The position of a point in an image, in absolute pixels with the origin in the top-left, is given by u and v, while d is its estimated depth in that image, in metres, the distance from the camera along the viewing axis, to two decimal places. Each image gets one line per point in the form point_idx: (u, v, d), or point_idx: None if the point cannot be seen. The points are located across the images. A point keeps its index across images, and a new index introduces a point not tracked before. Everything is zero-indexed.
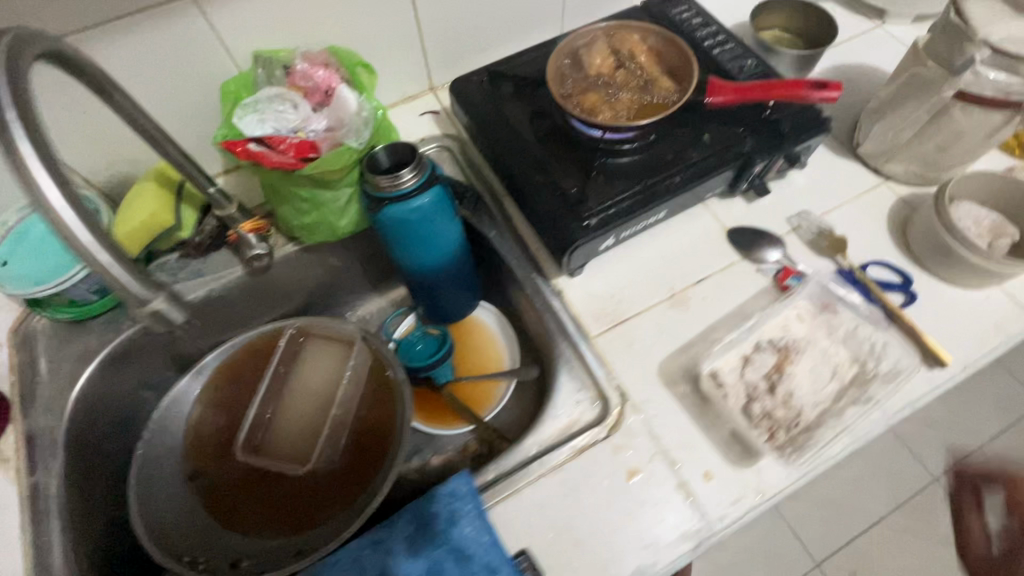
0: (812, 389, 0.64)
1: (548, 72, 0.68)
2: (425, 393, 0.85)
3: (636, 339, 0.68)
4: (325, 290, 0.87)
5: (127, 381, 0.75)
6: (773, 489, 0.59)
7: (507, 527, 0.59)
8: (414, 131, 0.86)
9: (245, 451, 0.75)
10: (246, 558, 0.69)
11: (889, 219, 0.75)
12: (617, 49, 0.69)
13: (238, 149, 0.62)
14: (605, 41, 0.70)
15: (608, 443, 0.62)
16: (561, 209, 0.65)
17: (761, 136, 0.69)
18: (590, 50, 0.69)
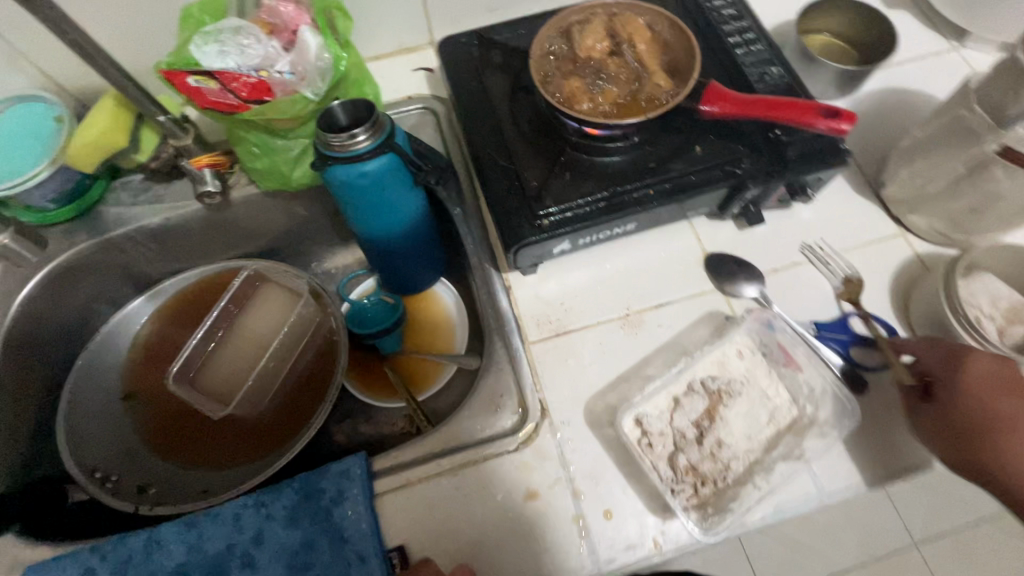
0: (749, 448, 0.57)
1: (533, 47, 0.61)
2: (367, 361, 0.83)
3: (574, 354, 0.64)
4: (290, 237, 0.85)
5: (81, 292, 0.77)
6: (674, 546, 0.55)
7: (392, 518, 0.58)
8: (403, 87, 0.81)
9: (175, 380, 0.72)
10: (155, 485, 0.71)
11: (894, 276, 0.66)
12: (616, 34, 0.62)
13: (181, 85, 0.57)
14: (603, 21, 0.62)
15: (515, 457, 0.59)
16: (515, 201, 0.60)
17: (760, 159, 0.61)
18: (584, 29, 0.61)
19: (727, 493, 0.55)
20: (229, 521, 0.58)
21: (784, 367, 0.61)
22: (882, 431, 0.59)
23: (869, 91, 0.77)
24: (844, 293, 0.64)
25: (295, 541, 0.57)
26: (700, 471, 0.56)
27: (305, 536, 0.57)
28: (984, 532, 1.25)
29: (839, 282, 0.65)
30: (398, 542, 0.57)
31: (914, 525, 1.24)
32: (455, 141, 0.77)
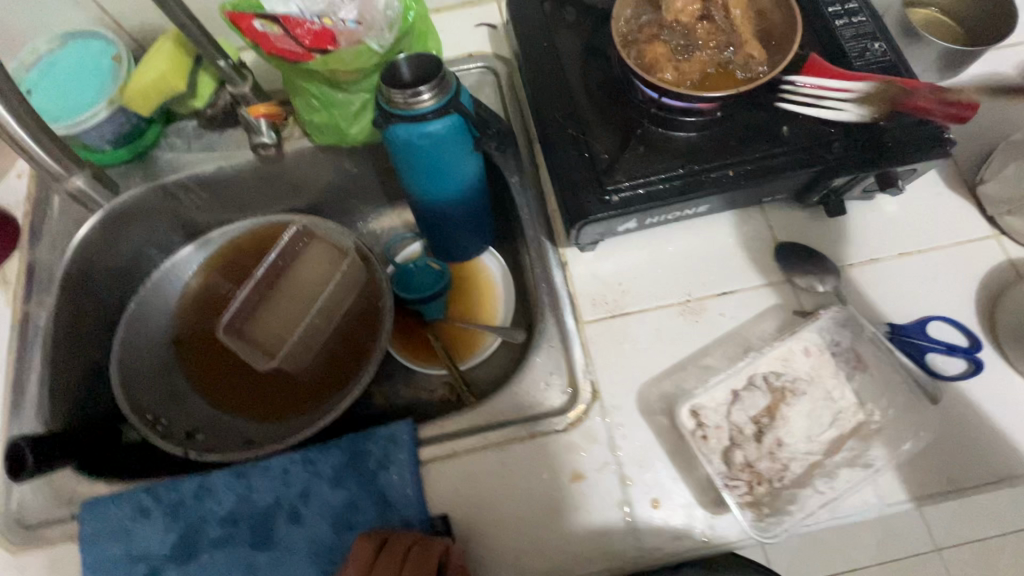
0: (810, 451, 0.55)
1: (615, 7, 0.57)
2: (409, 325, 0.82)
3: (630, 338, 0.61)
4: (339, 195, 0.84)
5: (134, 237, 0.77)
6: (722, 541, 0.54)
7: (436, 488, 0.58)
8: (464, 44, 0.77)
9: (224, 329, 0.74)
10: (202, 431, 0.72)
11: (982, 281, 0.61)
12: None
13: (244, 26, 0.55)
14: None
15: (563, 438, 0.58)
16: (583, 174, 0.57)
17: (854, 143, 0.56)
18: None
19: (781, 494, 0.54)
20: (276, 475, 0.59)
21: (852, 369, 0.58)
22: (955, 443, 0.55)
23: (975, 76, 0.70)
24: (922, 296, 0.61)
25: (339, 500, 0.57)
26: (756, 469, 0.54)
27: (349, 497, 0.57)
28: None
29: (918, 283, 0.61)
30: (442, 510, 0.57)
31: None
32: (515, 105, 0.73)
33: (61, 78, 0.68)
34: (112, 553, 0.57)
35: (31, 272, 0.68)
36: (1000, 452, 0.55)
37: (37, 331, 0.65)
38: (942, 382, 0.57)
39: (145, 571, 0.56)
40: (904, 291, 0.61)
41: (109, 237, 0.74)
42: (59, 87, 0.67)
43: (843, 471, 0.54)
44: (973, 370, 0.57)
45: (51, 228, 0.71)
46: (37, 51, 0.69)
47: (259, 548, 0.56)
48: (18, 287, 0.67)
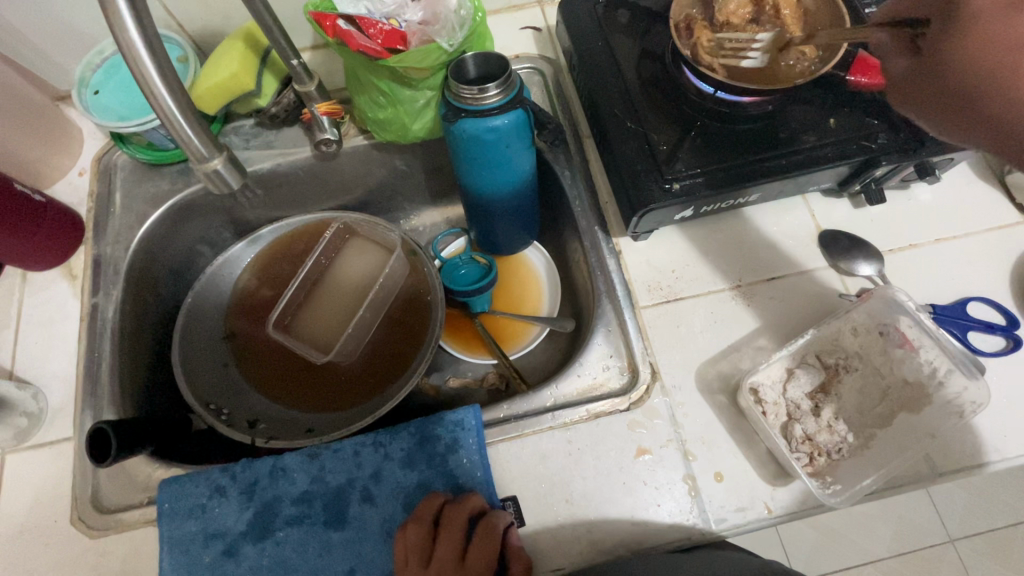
0: (861, 421, 0.58)
1: (672, 12, 0.62)
2: (457, 318, 0.84)
3: (684, 321, 0.64)
4: (384, 191, 0.86)
5: (190, 232, 0.79)
6: (783, 509, 0.56)
7: (504, 468, 0.60)
8: (511, 45, 0.80)
9: (275, 328, 0.74)
10: (263, 421, 0.73)
11: (1014, 263, 0.65)
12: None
13: (327, 24, 0.59)
14: None
15: (626, 416, 0.60)
16: (644, 164, 0.60)
17: (897, 135, 0.59)
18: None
19: (839, 464, 0.57)
20: (348, 457, 0.59)
21: (900, 348, 0.60)
22: (1000, 414, 0.58)
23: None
24: (960, 280, 0.64)
25: (412, 482, 0.58)
26: (815, 442, 0.56)
27: (421, 479, 0.58)
28: None
29: (955, 267, 0.65)
30: (511, 493, 0.58)
31: (952, 522, 1.25)
32: (562, 103, 0.76)
33: (128, 79, 0.71)
34: (188, 530, 0.57)
35: (97, 267, 0.70)
36: None
37: (105, 323, 0.67)
38: (985, 359, 0.60)
39: (221, 549, 0.56)
40: (943, 273, 0.65)
41: (168, 232, 0.76)
42: (125, 87, 0.70)
43: (894, 440, 0.57)
44: (1012, 348, 0.60)
45: (114, 223, 0.73)
46: (103, 53, 0.72)
47: (334, 528, 0.56)
48: (86, 281, 0.69)
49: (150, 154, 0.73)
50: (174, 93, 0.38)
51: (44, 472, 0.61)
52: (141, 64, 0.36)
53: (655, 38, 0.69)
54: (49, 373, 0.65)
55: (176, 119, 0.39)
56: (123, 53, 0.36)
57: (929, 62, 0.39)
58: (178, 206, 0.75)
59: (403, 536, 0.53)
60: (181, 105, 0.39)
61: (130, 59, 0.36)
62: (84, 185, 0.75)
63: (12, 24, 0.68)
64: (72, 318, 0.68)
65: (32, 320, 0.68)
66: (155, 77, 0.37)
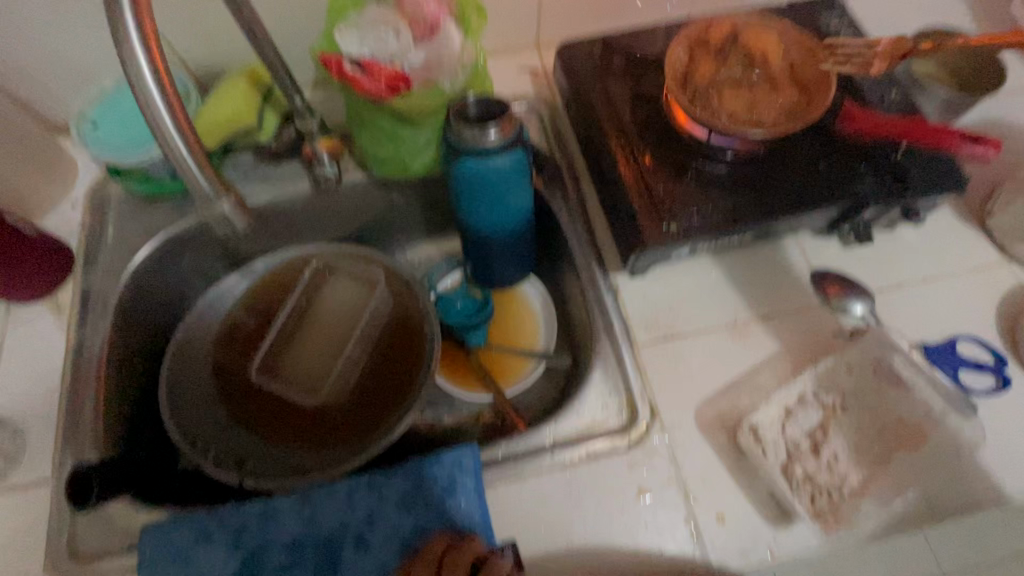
0: (860, 458, 0.58)
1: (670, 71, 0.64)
2: (453, 352, 0.83)
3: (683, 359, 0.65)
4: (381, 225, 0.86)
5: (182, 265, 0.78)
6: (786, 554, 0.55)
7: (502, 512, 0.58)
8: (508, 86, 0.82)
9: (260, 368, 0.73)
10: (252, 459, 0.71)
11: (999, 304, 0.66)
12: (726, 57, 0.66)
13: (333, 67, 0.60)
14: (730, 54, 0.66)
15: (626, 456, 0.60)
16: (641, 204, 0.62)
17: (883, 179, 0.62)
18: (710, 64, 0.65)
19: (841, 504, 0.56)
20: (342, 500, 0.57)
21: (894, 387, 0.60)
22: (997, 452, 0.59)
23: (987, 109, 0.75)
24: (950, 321, 0.66)
25: (408, 526, 0.56)
26: (816, 481, 0.57)
27: (417, 522, 0.56)
28: None
29: (943, 307, 0.67)
30: (510, 536, 0.57)
31: None
32: (559, 142, 0.78)
33: (126, 112, 0.71)
34: None
35: (85, 301, 0.69)
36: None
37: (90, 359, 0.65)
38: (977, 397, 0.61)
39: None
40: (932, 313, 0.66)
41: (160, 266, 0.75)
42: (123, 120, 0.70)
43: (892, 477, 0.57)
44: (1001, 387, 0.62)
45: (104, 256, 0.72)
46: (103, 87, 0.72)
47: None
48: (72, 315, 0.68)
49: (146, 186, 0.72)
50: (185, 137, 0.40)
51: (17, 517, 0.58)
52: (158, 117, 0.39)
53: (648, 82, 0.71)
54: (28, 410, 0.63)
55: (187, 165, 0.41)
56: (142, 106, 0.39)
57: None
58: (172, 238, 0.75)
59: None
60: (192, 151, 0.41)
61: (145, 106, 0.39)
62: (76, 217, 0.74)
63: (14, 55, 0.68)
64: (54, 353, 0.66)
65: (13, 356, 0.66)
66: (172, 128, 0.40)
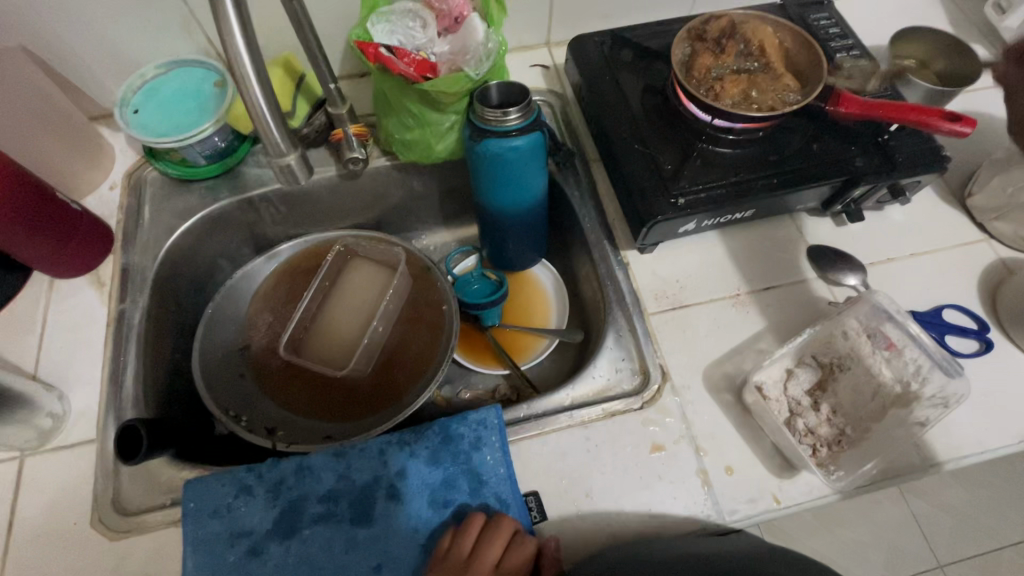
0: (858, 411, 0.63)
1: (675, 62, 0.70)
2: (468, 331, 0.87)
3: (690, 326, 0.69)
4: (401, 211, 0.91)
5: (212, 247, 0.82)
6: (792, 502, 0.59)
7: (524, 466, 0.62)
8: (522, 80, 0.88)
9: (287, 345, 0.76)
10: (280, 429, 0.74)
11: (980, 276, 0.72)
12: (728, 39, 0.70)
13: (370, 52, 0.65)
14: (732, 38, 0.70)
15: (640, 414, 0.64)
16: (651, 182, 0.67)
17: (872, 159, 0.68)
18: (712, 47, 0.70)
19: (840, 455, 0.61)
20: (374, 455, 0.61)
21: (886, 350, 0.65)
22: (982, 408, 0.64)
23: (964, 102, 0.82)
24: (935, 291, 0.71)
25: (437, 479, 0.60)
26: (817, 434, 0.61)
27: (446, 475, 0.60)
28: (1009, 557, 1.28)
29: (930, 279, 0.72)
30: (533, 488, 0.61)
31: (940, 547, 1.29)
32: (570, 131, 0.83)
33: (166, 100, 0.75)
34: (213, 530, 0.57)
35: (125, 275, 0.72)
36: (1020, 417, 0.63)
37: (131, 328, 0.69)
38: (964, 360, 0.66)
39: (246, 549, 0.56)
40: (920, 284, 0.71)
41: (193, 246, 0.79)
42: (164, 106, 0.74)
43: (888, 431, 0.61)
44: (986, 349, 0.66)
45: (142, 235, 0.76)
46: (145, 76, 0.77)
47: (360, 525, 0.57)
48: (113, 288, 0.71)
49: (183, 170, 0.77)
50: (264, 87, 0.41)
51: (64, 475, 0.60)
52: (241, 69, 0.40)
53: (655, 74, 0.77)
54: (72, 376, 0.66)
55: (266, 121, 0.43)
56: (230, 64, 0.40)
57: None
58: (205, 219, 0.79)
59: (463, 536, 0.55)
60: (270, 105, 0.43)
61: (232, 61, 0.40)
62: (114, 198, 0.78)
63: (64, 44, 0.73)
64: (95, 324, 0.69)
65: (57, 326, 0.69)
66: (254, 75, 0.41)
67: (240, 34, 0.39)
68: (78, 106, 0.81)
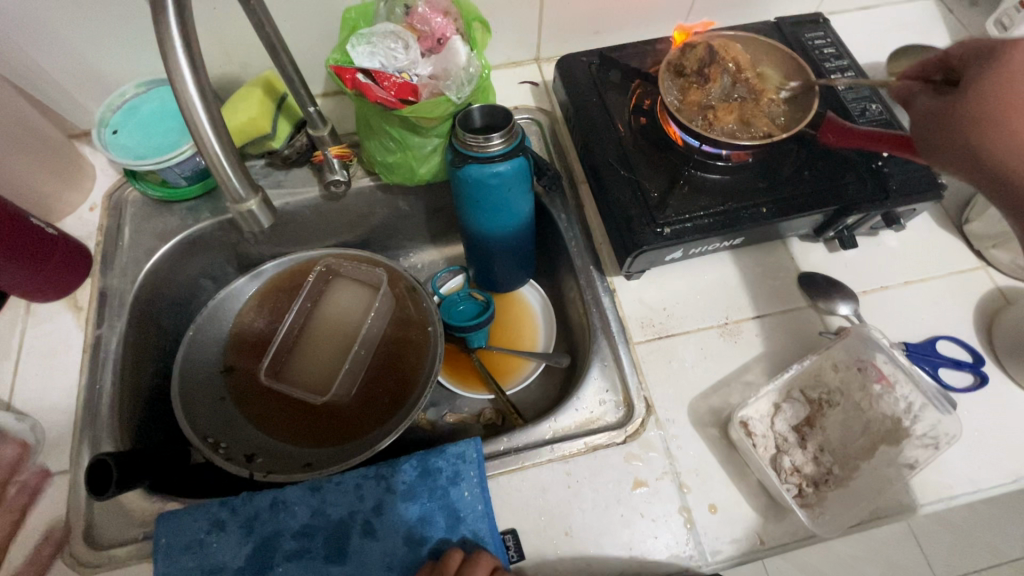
0: (845, 446, 0.61)
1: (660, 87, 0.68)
2: (455, 352, 0.86)
3: (676, 356, 0.68)
4: (387, 230, 0.89)
5: (194, 267, 0.81)
6: (776, 542, 0.58)
7: (503, 502, 0.60)
8: (510, 97, 0.86)
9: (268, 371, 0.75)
10: (260, 455, 0.73)
11: (977, 306, 0.70)
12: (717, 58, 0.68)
13: (347, 77, 0.64)
14: (720, 58, 0.68)
15: (623, 449, 0.62)
16: (637, 209, 0.65)
17: (865, 187, 0.66)
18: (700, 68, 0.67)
19: (826, 494, 0.59)
20: (350, 489, 0.60)
21: (877, 384, 0.63)
22: (976, 446, 0.62)
23: None
24: (928, 321, 0.69)
25: (413, 514, 0.59)
26: (803, 472, 0.60)
27: (423, 510, 0.59)
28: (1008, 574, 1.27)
29: (924, 308, 0.70)
30: (510, 525, 0.59)
31: (937, 563, 1.27)
32: (558, 151, 0.82)
33: (146, 120, 0.74)
34: (185, 566, 0.56)
35: (102, 299, 0.71)
36: (1014, 455, 0.62)
37: (108, 354, 0.68)
38: (957, 394, 0.64)
39: None
40: (913, 313, 0.70)
41: (174, 267, 0.78)
42: (144, 127, 0.73)
43: (876, 470, 0.60)
44: (980, 383, 0.65)
45: (121, 257, 0.75)
46: (125, 96, 0.75)
47: (334, 562, 0.56)
48: (90, 313, 0.70)
49: (161, 191, 0.76)
50: (220, 135, 0.41)
51: (35, 507, 0.60)
52: (193, 113, 0.40)
53: (644, 95, 0.75)
54: (47, 404, 0.65)
55: (216, 154, 0.41)
56: (180, 104, 0.40)
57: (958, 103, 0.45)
58: (186, 240, 0.78)
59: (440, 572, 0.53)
60: (226, 151, 0.42)
61: (184, 106, 0.40)
62: (94, 219, 0.77)
63: (41, 64, 0.72)
64: (71, 349, 0.68)
65: (33, 352, 0.68)
66: (208, 125, 0.40)
67: (190, 73, 0.40)
68: (59, 125, 0.80)
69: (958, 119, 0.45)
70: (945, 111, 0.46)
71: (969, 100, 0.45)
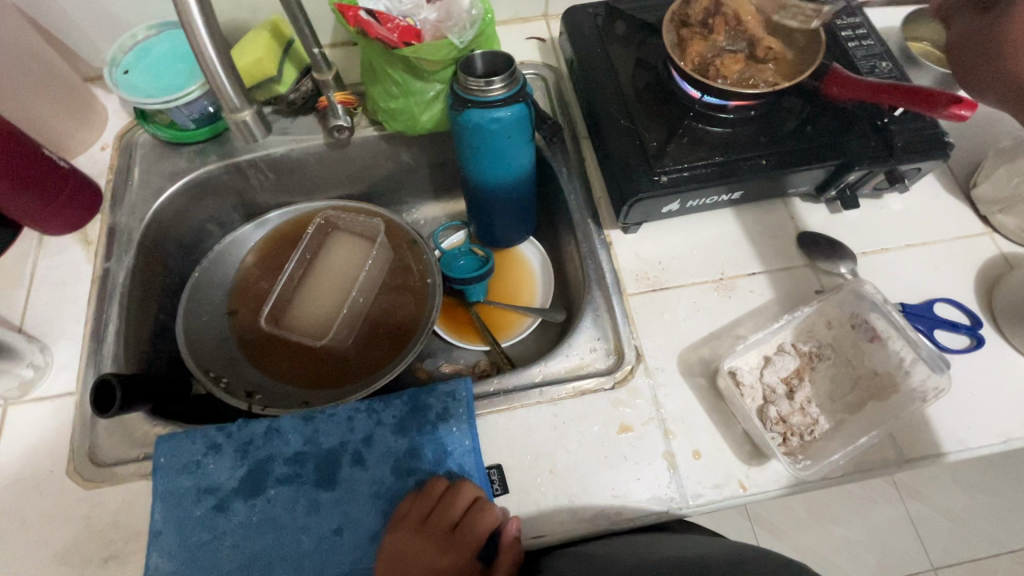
0: (831, 399, 0.62)
1: (665, 39, 0.67)
2: (453, 306, 0.87)
3: (669, 309, 0.68)
4: (391, 183, 0.90)
5: (201, 212, 0.83)
6: (757, 489, 0.59)
7: (490, 439, 0.62)
8: (516, 52, 0.86)
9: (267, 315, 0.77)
10: (259, 392, 0.75)
11: (979, 271, 0.69)
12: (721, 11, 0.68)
13: (349, 14, 0.64)
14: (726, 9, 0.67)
15: (611, 394, 0.63)
16: (636, 158, 0.66)
17: (868, 143, 0.65)
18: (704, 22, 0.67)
19: (811, 445, 0.60)
20: (342, 421, 0.61)
21: (870, 341, 0.63)
22: (968, 406, 0.62)
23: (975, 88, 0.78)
24: (928, 283, 0.68)
25: (402, 447, 0.60)
26: (788, 423, 0.60)
27: (412, 444, 0.60)
28: (1006, 563, 1.26)
29: (925, 271, 0.69)
30: (496, 462, 0.61)
31: (935, 550, 1.26)
32: (562, 106, 0.81)
33: (157, 61, 0.75)
34: (182, 485, 0.58)
35: (111, 235, 0.73)
36: (1007, 417, 0.61)
37: (115, 286, 0.70)
38: (952, 355, 0.64)
39: (212, 505, 0.57)
40: (912, 275, 0.69)
41: (180, 209, 0.80)
42: (153, 68, 0.74)
43: (862, 424, 0.60)
44: (977, 345, 0.64)
45: (131, 196, 0.77)
46: (136, 37, 0.76)
47: (325, 488, 0.58)
48: (99, 247, 0.72)
49: (172, 133, 0.77)
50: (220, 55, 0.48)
51: (43, 425, 0.62)
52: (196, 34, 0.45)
53: (649, 49, 0.74)
54: (56, 330, 0.68)
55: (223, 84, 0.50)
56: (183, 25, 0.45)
57: (987, 28, 0.50)
58: (192, 183, 0.79)
59: (425, 498, 0.57)
60: (226, 70, 0.49)
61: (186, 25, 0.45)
62: (105, 159, 0.79)
63: (56, 2, 0.73)
64: (81, 281, 0.70)
65: (44, 282, 0.71)
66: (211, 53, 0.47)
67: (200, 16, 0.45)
68: (73, 67, 0.81)
69: (996, 37, 0.49)
70: (979, 32, 0.51)
71: (1004, 24, 0.49)
